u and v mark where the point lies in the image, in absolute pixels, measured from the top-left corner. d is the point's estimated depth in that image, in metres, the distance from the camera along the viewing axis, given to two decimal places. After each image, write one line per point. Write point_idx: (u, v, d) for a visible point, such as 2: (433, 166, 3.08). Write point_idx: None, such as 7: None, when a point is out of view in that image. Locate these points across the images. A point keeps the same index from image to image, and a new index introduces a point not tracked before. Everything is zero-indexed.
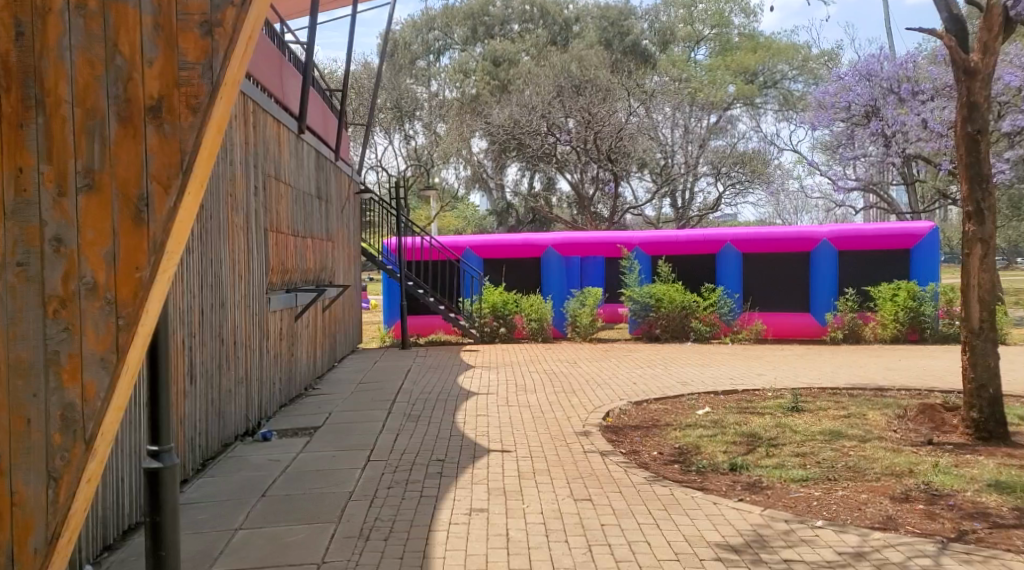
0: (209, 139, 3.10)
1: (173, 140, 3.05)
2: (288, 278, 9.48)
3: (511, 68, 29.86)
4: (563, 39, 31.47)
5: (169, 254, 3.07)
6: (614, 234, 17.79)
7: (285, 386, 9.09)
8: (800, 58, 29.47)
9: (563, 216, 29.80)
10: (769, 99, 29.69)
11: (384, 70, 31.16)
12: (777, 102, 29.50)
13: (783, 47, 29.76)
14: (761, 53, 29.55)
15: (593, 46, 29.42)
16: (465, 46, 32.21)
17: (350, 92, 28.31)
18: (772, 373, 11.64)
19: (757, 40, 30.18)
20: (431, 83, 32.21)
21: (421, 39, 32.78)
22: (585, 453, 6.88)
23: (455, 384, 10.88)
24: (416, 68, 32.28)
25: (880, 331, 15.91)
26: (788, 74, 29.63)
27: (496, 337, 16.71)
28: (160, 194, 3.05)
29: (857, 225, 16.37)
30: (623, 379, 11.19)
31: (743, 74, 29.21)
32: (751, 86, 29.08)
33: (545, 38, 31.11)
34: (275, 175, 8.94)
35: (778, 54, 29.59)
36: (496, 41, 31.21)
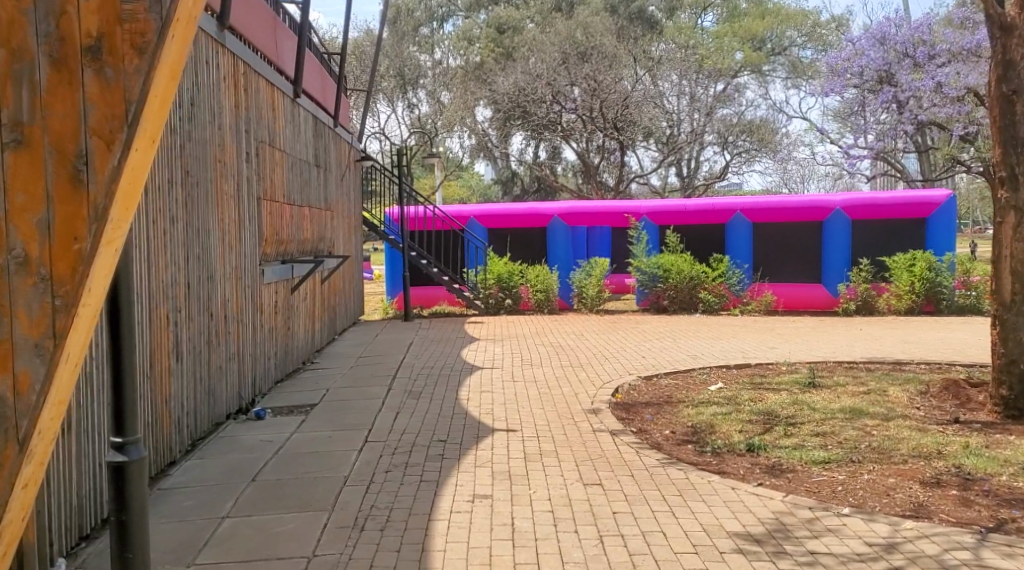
0: (159, 85, 2.76)
1: (117, 86, 2.70)
2: (283, 249, 9.13)
3: (515, 35, 29.24)
4: (568, 5, 30.78)
5: (114, 222, 2.72)
6: (622, 203, 17.36)
7: (280, 362, 8.78)
8: (809, 24, 28.78)
9: (567, 185, 29.36)
10: (777, 66, 29.10)
11: (386, 38, 30.42)
12: (786, 70, 28.92)
13: (792, 13, 29.06)
14: (769, 19, 28.88)
15: (599, 12, 28.74)
16: (468, 13, 31.61)
17: (350, 59, 27.73)
18: (785, 346, 11.30)
19: (765, 7, 29.46)
20: (434, 51, 31.40)
21: (424, 6, 32.15)
22: (594, 433, 6.54)
23: (459, 358, 10.55)
24: (419, 35, 31.69)
25: (894, 303, 15.54)
26: (797, 41, 29.03)
27: (501, 309, 16.37)
28: (102, 150, 2.70)
29: (872, 193, 15.90)
30: (632, 352, 10.85)
31: (751, 41, 28.58)
32: (759, 53, 28.41)
33: (550, 4, 30.42)
34: (269, 141, 8.55)
35: (787, 21, 28.89)
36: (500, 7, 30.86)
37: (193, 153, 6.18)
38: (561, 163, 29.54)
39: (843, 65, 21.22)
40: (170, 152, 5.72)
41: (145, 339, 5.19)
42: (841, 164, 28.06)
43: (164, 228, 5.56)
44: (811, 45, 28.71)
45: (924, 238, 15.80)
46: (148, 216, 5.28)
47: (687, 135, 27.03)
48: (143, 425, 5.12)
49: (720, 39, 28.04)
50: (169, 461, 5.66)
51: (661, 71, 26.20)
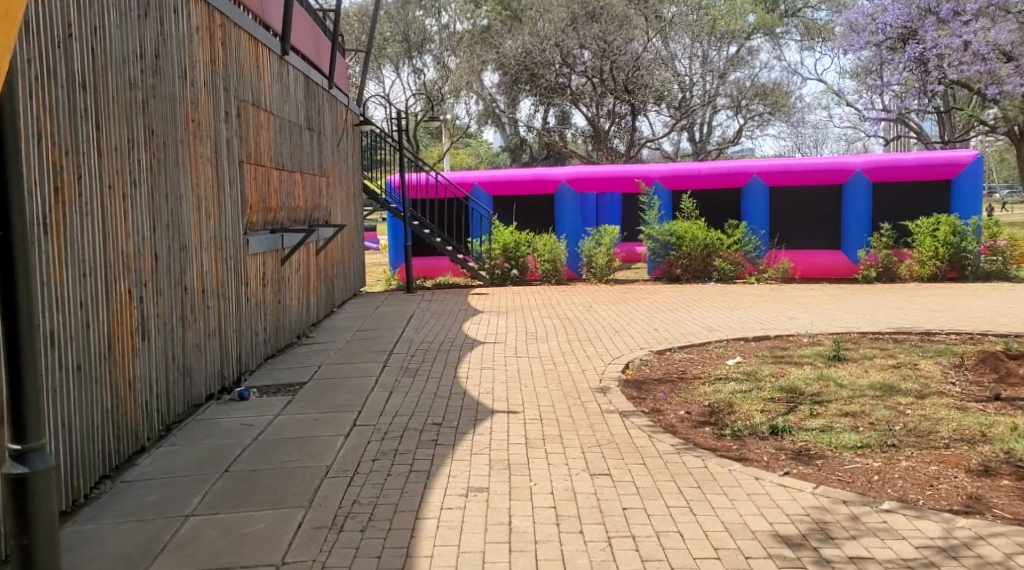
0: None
1: None
2: (272, 218, 8.59)
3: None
4: None
5: None
6: (632, 168, 16.69)
7: (270, 338, 8.27)
8: None
9: (577, 152, 28.63)
10: (792, 28, 28.15)
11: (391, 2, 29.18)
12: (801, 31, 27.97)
13: None
14: None
15: None
16: None
17: (352, 23, 26.85)
18: (805, 316, 10.71)
19: None
20: (440, 15, 30.31)
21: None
22: (601, 414, 6.02)
23: (460, 332, 10.04)
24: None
25: (917, 269, 14.91)
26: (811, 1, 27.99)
27: (508, 280, 15.83)
28: None
29: (896, 154, 15.06)
30: (643, 324, 10.30)
31: (765, 1, 27.72)
32: (772, 14, 27.60)
33: None
34: (253, 101, 7.98)
35: None
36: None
37: (159, 110, 5.63)
38: (570, 129, 28.80)
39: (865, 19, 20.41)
40: (130, 109, 5.17)
41: (100, 317, 4.68)
42: (858, 127, 27.23)
43: (123, 193, 5.04)
44: (825, 6, 27.77)
45: (949, 202, 15.10)
46: (101, 181, 4.75)
47: (699, 98, 26.25)
48: (100, 412, 4.64)
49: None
50: (137, 448, 5.18)
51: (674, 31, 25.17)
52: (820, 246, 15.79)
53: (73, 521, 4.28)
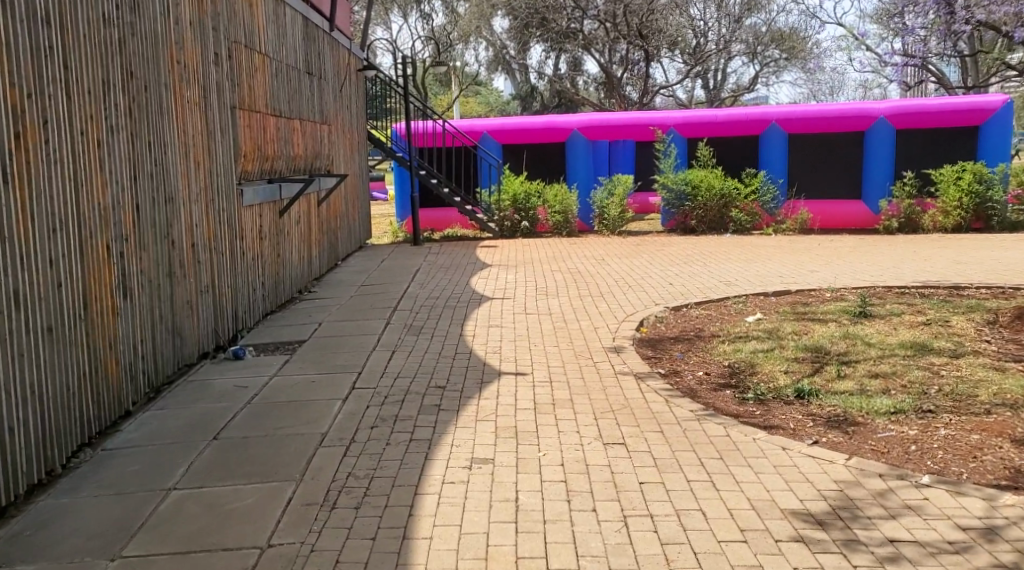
0: None
1: None
2: (269, 167, 8.20)
3: None
4: None
5: None
6: (646, 114, 16.13)
7: (269, 293, 7.94)
8: None
9: (588, 99, 27.93)
10: None
11: None
12: None
13: None
14: None
15: None
16: None
17: None
18: (826, 270, 10.28)
19: None
20: None
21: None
22: (615, 377, 5.68)
23: (468, 287, 9.67)
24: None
25: (940, 220, 14.40)
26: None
27: (517, 232, 15.42)
28: None
29: (920, 100, 14.52)
30: (657, 279, 9.91)
31: None
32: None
33: None
34: (246, 43, 7.53)
35: None
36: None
37: (138, 50, 5.20)
38: (581, 76, 28.07)
39: None
40: (105, 50, 4.76)
41: (73, 275, 4.33)
42: (878, 73, 26.42)
43: (99, 139, 4.64)
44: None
45: (976, 149, 14.52)
46: (72, 126, 4.36)
47: (713, 44, 25.50)
48: (76, 375, 4.32)
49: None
50: (121, 413, 4.87)
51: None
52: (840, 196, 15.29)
53: (47, 494, 3.97)
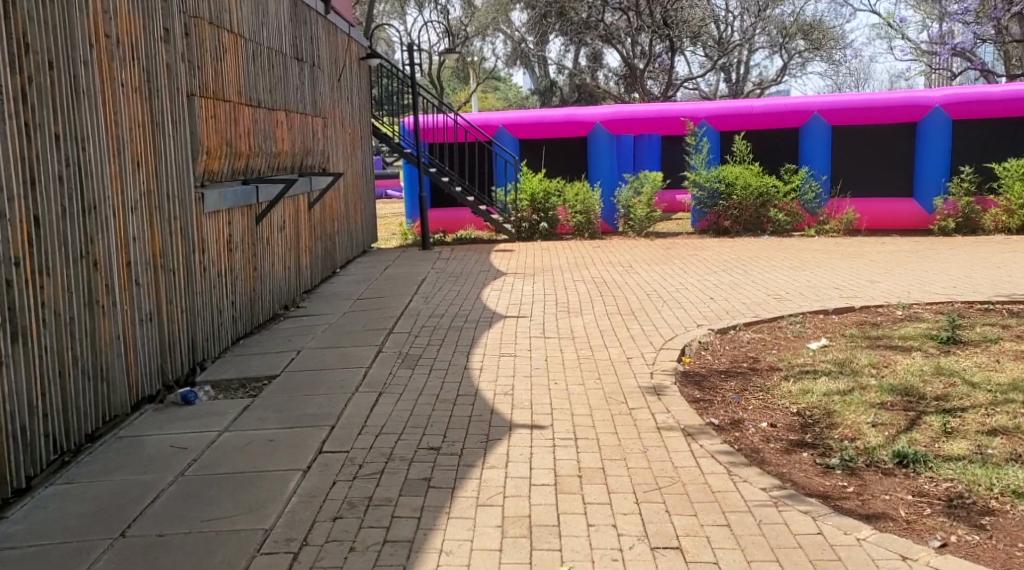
0: None
1: None
2: (243, 165, 7.04)
3: None
4: None
5: None
6: (676, 106, 14.84)
7: (240, 314, 6.77)
8: None
9: (608, 93, 26.49)
10: None
11: None
12: None
13: None
14: None
15: None
16: None
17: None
18: (889, 281, 8.94)
19: None
20: None
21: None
22: (658, 433, 4.43)
23: (478, 302, 8.46)
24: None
25: (1003, 220, 12.96)
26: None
27: (536, 234, 14.20)
28: None
29: (978, 87, 13.11)
30: (695, 292, 8.65)
31: None
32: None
33: None
34: (211, 19, 6.33)
35: None
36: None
37: (40, 18, 4.01)
38: (602, 70, 26.68)
39: None
40: None
41: None
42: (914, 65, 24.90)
43: None
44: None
45: None
46: None
47: (734, 35, 24.20)
48: None
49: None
50: (10, 492, 3.70)
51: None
52: (889, 194, 13.92)
53: None
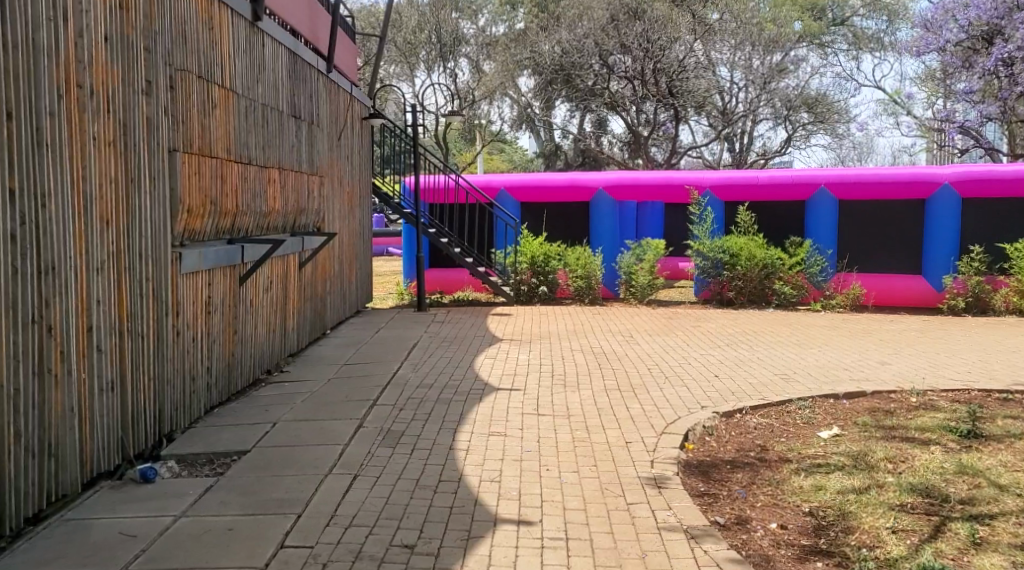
0: None
1: None
2: (228, 224, 6.74)
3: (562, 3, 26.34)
4: None
5: None
6: (680, 174, 14.64)
7: (215, 381, 6.39)
8: None
9: (611, 158, 26.35)
10: (837, 38, 25.95)
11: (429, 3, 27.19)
12: (847, 42, 25.63)
13: None
14: None
15: None
16: None
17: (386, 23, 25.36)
18: (900, 363, 8.54)
19: None
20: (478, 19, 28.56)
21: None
22: (657, 535, 4.03)
23: (470, 371, 8.07)
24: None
25: (1015, 301, 12.61)
26: (859, 11, 25.73)
27: (535, 297, 13.87)
28: None
29: (988, 165, 12.90)
30: (698, 368, 8.27)
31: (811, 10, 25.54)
32: (819, 22, 25.51)
33: None
34: (200, 72, 6.10)
35: None
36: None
37: None
38: (606, 136, 26.43)
39: (942, 17, 19.43)
40: None
41: None
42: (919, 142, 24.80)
43: None
44: (875, 16, 25.54)
45: None
46: None
47: (739, 105, 24.13)
48: None
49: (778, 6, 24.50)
50: None
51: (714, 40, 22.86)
52: (897, 271, 13.60)
53: None
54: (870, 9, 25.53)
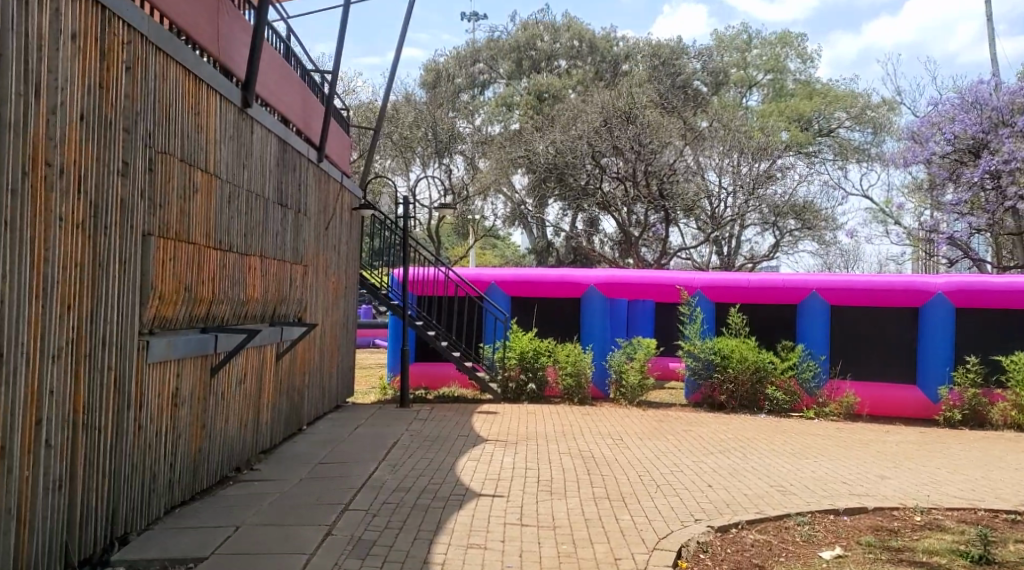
0: None
1: None
2: (203, 313, 6.47)
3: (555, 106, 26.84)
4: (611, 76, 29.73)
5: None
6: (672, 274, 14.50)
7: (178, 479, 5.99)
8: (859, 105, 26.14)
9: (602, 257, 26.25)
10: (823, 148, 26.43)
11: (427, 102, 27.62)
12: (833, 152, 26.12)
13: (841, 94, 26.67)
14: (817, 99, 26.54)
15: (644, 83, 26.31)
16: (510, 80, 30.64)
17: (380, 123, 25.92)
18: (901, 478, 8.19)
19: (813, 88, 28.13)
20: (474, 118, 29.07)
21: (466, 71, 31.10)
22: None
23: (451, 474, 7.68)
24: (460, 99, 30.00)
25: (1012, 414, 12.34)
26: (845, 122, 26.17)
27: (523, 395, 13.52)
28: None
29: (980, 276, 12.85)
30: (690, 476, 7.89)
31: (797, 121, 26.36)
32: (805, 132, 25.93)
33: (593, 73, 29.39)
34: (182, 157, 5.93)
35: (835, 102, 26.39)
36: (541, 74, 29.67)
37: None
38: (598, 235, 26.55)
39: (929, 130, 19.82)
40: None
41: None
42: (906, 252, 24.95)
43: None
44: (861, 128, 26.04)
45: None
46: None
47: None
48: None
49: (766, 121, 25.71)
50: None
51: (703, 145, 23.58)
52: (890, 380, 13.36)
53: None
54: (855, 121, 26.01)
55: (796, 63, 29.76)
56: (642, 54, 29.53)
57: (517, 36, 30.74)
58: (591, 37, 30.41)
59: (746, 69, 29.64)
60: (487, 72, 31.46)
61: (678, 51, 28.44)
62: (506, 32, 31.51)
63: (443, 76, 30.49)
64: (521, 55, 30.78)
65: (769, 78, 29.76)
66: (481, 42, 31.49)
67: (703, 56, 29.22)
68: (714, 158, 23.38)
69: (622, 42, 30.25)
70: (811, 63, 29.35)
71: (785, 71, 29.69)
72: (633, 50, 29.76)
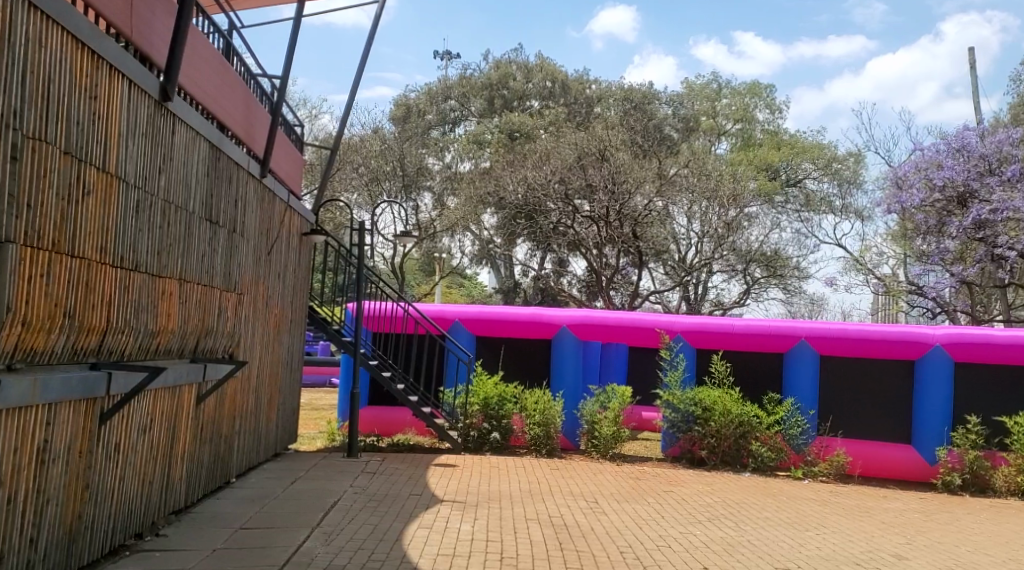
0: None
1: None
2: (92, 346, 5.24)
3: (525, 145, 25.93)
4: (583, 117, 28.95)
5: None
6: (650, 317, 13.39)
7: (43, 555, 4.75)
8: (826, 157, 25.46)
9: (570, 299, 25.05)
10: (791, 199, 25.65)
11: (396, 138, 26.45)
12: (800, 203, 25.42)
13: (809, 146, 25.98)
14: (785, 149, 25.91)
15: (616, 125, 25.52)
16: (481, 118, 29.78)
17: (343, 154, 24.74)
18: (920, 560, 7.08)
19: (779, 137, 27.59)
20: (443, 154, 28.03)
21: (436, 108, 30.21)
22: None
23: (398, 546, 6.44)
24: (429, 136, 28.92)
25: (1016, 479, 11.37)
26: (813, 174, 25.51)
27: (485, 445, 12.27)
28: None
29: (980, 328, 11.90)
30: (680, 553, 6.72)
31: (766, 170, 25.54)
32: (773, 182, 25.05)
33: (563, 114, 28.60)
34: (69, 148, 4.78)
35: (803, 152, 25.69)
36: (512, 113, 28.82)
37: None
38: (566, 276, 25.46)
39: (915, 176, 19.09)
40: None
41: None
42: (881, 304, 24.10)
43: None
44: (828, 181, 25.37)
45: None
46: None
47: (696, 256, 22.96)
48: None
49: (735, 167, 24.31)
50: None
51: (675, 190, 22.64)
52: (883, 439, 12.33)
53: None
54: (823, 172, 25.31)
55: (765, 113, 29.09)
56: (613, 98, 28.77)
57: (489, 75, 30.05)
58: (564, 78, 29.74)
59: (715, 118, 28.95)
60: (458, 110, 30.55)
61: (650, 96, 28.12)
62: (479, 70, 30.77)
63: (413, 111, 29.89)
64: (493, 93, 30.04)
65: (737, 127, 28.81)
66: (453, 79, 30.66)
67: (674, 102, 28.63)
68: (684, 202, 22.61)
69: (595, 84, 29.54)
70: (780, 114, 28.88)
71: (754, 121, 28.83)
72: (606, 93, 29.01)
